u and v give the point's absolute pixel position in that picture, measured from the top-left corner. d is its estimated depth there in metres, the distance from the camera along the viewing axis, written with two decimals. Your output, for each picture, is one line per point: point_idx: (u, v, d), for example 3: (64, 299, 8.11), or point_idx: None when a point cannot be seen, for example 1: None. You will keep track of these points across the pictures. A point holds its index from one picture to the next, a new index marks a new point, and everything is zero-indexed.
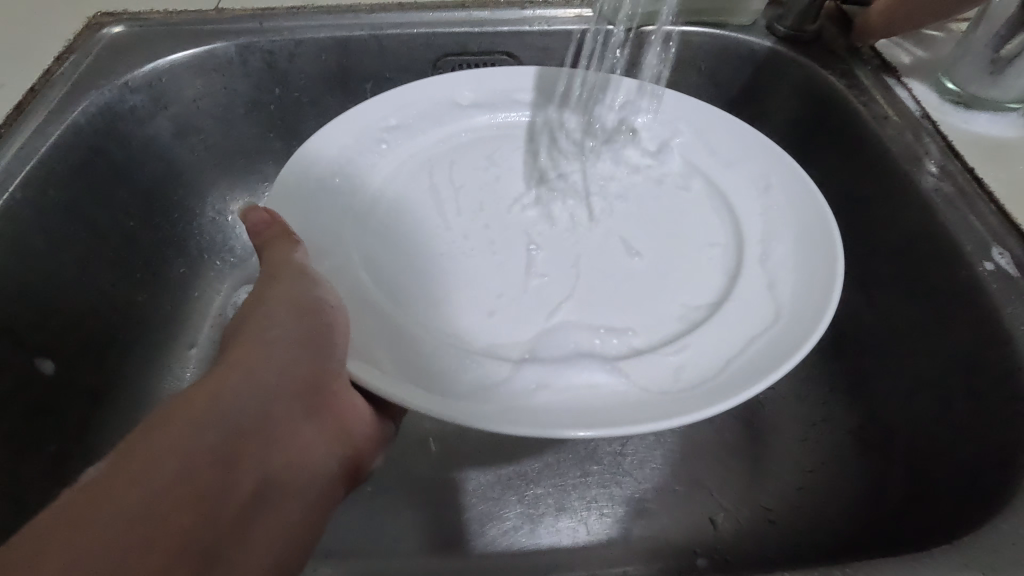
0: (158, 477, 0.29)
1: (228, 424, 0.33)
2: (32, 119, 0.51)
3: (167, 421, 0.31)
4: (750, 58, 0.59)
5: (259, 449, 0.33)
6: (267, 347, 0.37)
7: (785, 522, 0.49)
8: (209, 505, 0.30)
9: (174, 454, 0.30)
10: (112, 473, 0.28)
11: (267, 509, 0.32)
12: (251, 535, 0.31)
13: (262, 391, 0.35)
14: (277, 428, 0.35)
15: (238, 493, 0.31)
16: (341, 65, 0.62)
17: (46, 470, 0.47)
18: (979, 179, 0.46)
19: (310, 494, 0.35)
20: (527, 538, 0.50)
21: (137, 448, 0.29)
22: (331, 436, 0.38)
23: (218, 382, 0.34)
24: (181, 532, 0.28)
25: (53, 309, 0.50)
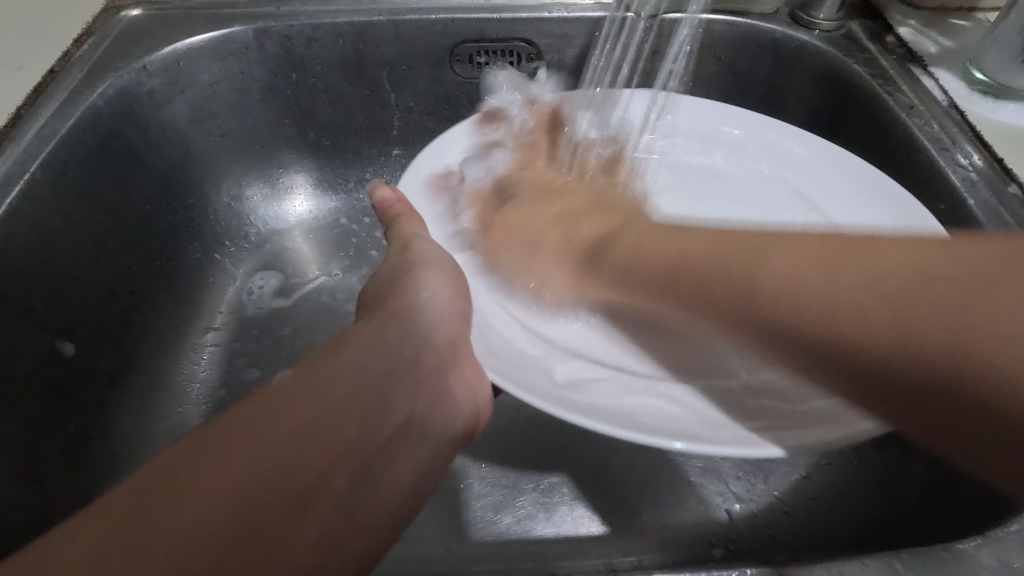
0: (337, 389, 0.29)
1: (390, 361, 0.33)
2: (52, 101, 0.51)
3: (338, 351, 0.31)
4: (772, 48, 0.58)
5: (406, 391, 0.32)
6: (421, 308, 0.36)
7: (799, 514, 0.49)
8: (363, 433, 0.29)
9: (347, 378, 0.30)
10: (299, 380, 0.29)
11: (410, 448, 0.32)
12: (398, 466, 0.30)
13: (416, 340, 0.35)
14: (423, 374, 0.34)
15: (391, 425, 0.31)
16: (357, 51, 0.62)
17: (65, 450, 0.47)
18: (1008, 169, 0.45)
19: (441, 446, 0.34)
20: (541, 525, 0.50)
21: (322, 364, 0.30)
22: (460, 396, 0.36)
23: (384, 325, 0.34)
24: (339, 446, 0.28)
25: (72, 292, 0.50)
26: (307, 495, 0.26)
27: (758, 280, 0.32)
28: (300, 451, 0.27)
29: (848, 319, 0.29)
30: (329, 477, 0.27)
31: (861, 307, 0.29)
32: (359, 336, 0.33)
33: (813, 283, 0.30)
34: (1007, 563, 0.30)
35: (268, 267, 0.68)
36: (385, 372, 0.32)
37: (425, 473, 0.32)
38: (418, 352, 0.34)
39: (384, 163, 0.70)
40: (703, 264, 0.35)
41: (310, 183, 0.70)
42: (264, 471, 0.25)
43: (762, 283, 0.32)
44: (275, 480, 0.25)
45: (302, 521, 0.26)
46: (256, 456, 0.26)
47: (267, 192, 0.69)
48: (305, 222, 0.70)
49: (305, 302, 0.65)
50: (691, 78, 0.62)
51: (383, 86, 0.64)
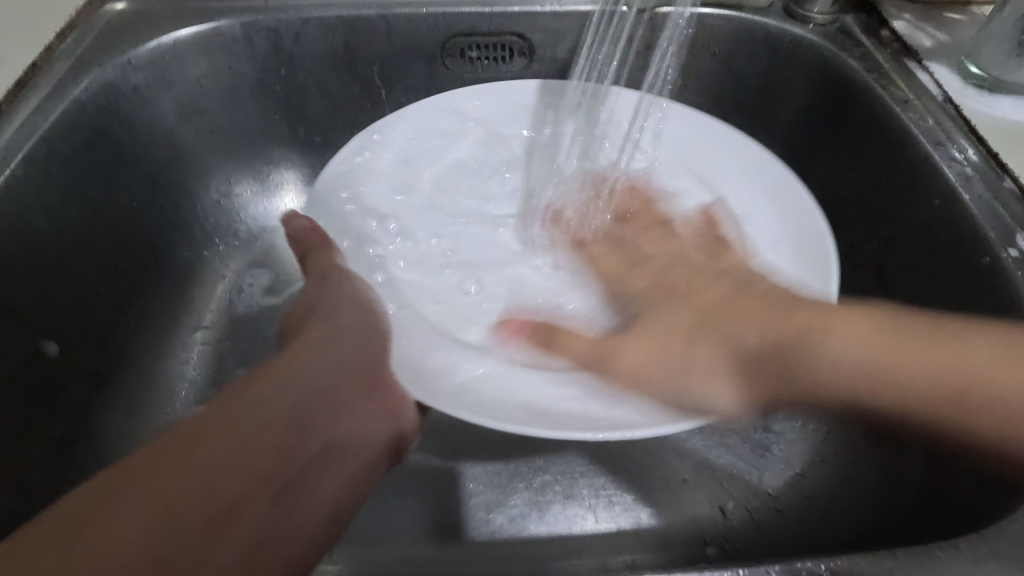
0: (253, 413, 0.30)
1: (307, 384, 0.33)
2: (34, 96, 0.50)
3: (257, 379, 0.32)
4: (766, 42, 0.57)
5: (327, 411, 0.33)
6: (339, 329, 0.37)
7: (793, 512, 0.49)
8: (284, 455, 0.29)
9: (262, 404, 0.30)
10: (215, 408, 0.29)
11: (337, 466, 0.32)
12: (323, 485, 0.31)
13: (334, 363, 0.35)
14: (343, 395, 0.34)
15: (310, 446, 0.31)
16: (347, 46, 0.61)
17: (50, 452, 0.46)
18: (1003, 164, 0.44)
19: (364, 463, 0.33)
20: (534, 524, 0.50)
21: (237, 393, 0.31)
22: (384, 413, 0.36)
23: (301, 351, 0.35)
24: (255, 466, 0.28)
25: (55, 291, 0.50)
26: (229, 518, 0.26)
27: (814, 355, 0.37)
28: (217, 476, 0.27)
29: (902, 388, 0.35)
30: (251, 498, 0.27)
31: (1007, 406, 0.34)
32: (277, 364, 0.33)
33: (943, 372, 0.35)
34: (1002, 561, 0.30)
35: (259, 265, 0.67)
36: (304, 398, 0.32)
37: (354, 489, 0.32)
38: (338, 373, 0.35)
39: None
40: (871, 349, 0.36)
41: (300, 179, 0.70)
42: (176, 499, 0.25)
43: (892, 360, 0.36)
44: (190, 504, 0.26)
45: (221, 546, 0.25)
46: (170, 483, 0.26)
47: (257, 189, 0.68)
48: None
49: (296, 300, 0.64)
50: (685, 72, 0.61)
51: (374, 81, 0.64)
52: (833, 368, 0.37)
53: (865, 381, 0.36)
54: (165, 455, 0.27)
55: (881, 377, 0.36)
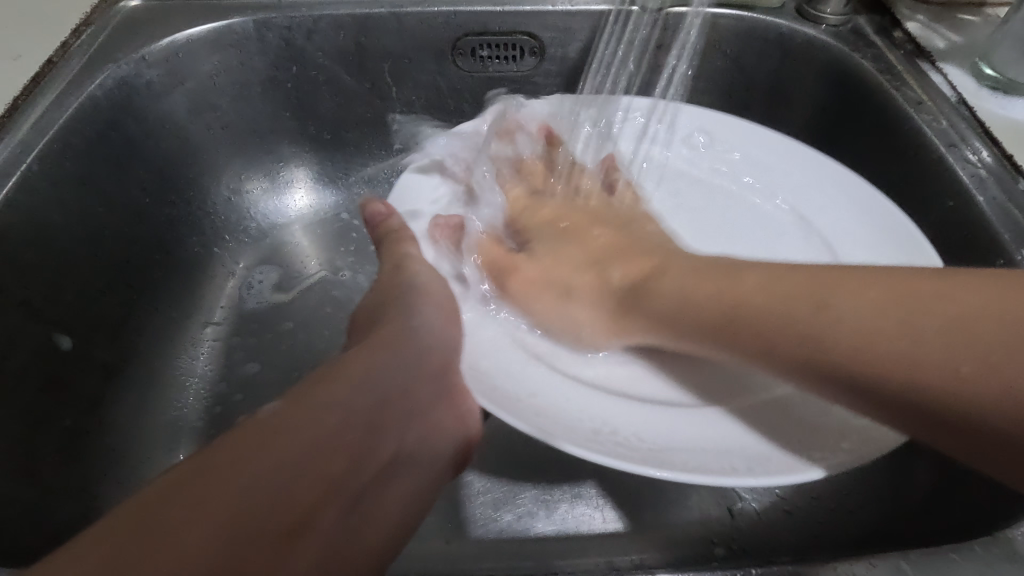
0: (331, 417, 0.29)
1: (381, 386, 0.32)
2: (49, 91, 0.51)
3: (330, 377, 0.31)
4: (778, 42, 0.57)
5: (399, 418, 0.32)
6: (410, 330, 0.36)
7: (801, 513, 0.49)
8: (357, 462, 0.28)
9: (340, 406, 0.29)
10: (291, 407, 0.28)
11: (401, 478, 0.31)
12: (388, 497, 0.30)
13: (406, 366, 0.34)
14: (414, 402, 0.33)
15: (382, 457, 0.30)
16: (359, 43, 0.61)
17: (62, 443, 0.47)
18: (1018, 166, 0.44)
19: (428, 475, 0.33)
20: (542, 523, 0.50)
21: (315, 390, 0.30)
22: (453, 423, 0.35)
23: (374, 350, 0.34)
24: (332, 476, 0.27)
25: (69, 284, 0.50)
26: (301, 523, 0.25)
27: (834, 326, 0.33)
28: (292, 482, 0.26)
29: (889, 362, 0.32)
30: (323, 508, 0.26)
31: (960, 372, 0.30)
32: (349, 363, 0.32)
33: (870, 332, 0.32)
34: (1017, 566, 0.30)
35: (268, 261, 0.67)
36: (379, 402, 0.31)
37: (416, 502, 0.31)
38: (411, 377, 0.34)
39: (384, 157, 0.70)
40: (752, 315, 0.37)
41: (310, 177, 0.70)
42: (247, 506, 0.24)
43: (897, 330, 0.32)
44: (264, 510, 0.24)
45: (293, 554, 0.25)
46: (249, 485, 0.25)
47: (267, 185, 0.68)
48: (305, 217, 0.70)
49: (306, 296, 0.65)
50: (697, 72, 0.61)
51: (384, 80, 0.64)
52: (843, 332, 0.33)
53: (854, 360, 0.33)
54: (239, 456, 0.25)
55: (865, 342, 0.32)
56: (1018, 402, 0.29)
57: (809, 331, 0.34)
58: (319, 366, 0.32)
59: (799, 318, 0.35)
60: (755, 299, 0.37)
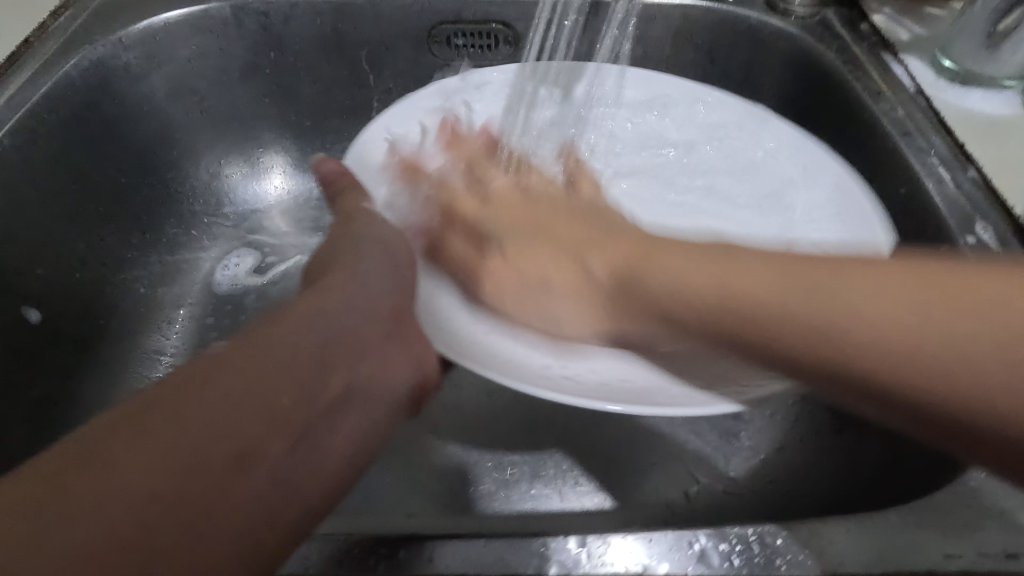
0: (272, 359, 0.29)
1: (328, 328, 0.32)
2: (25, 70, 0.52)
3: (274, 321, 0.31)
4: (747, 34, 0.58)
5: (349, 356, 0.32)
6: (358, 273, 0.37)
7: (756, 496, 0.49)
8: (303, 397, 0.29)
9: (285, 346, 0.30)
10: (235, 349, 0.29)
11: (353, 413, 0.32)
12: (343, 430, 0.31)
13: (356, 308, 0.35)
14: (366, 341, 0.34)
15: (330, 392, 0.31)
16: (335, 30, 0.62)
17: (27, 414, 0.48)
18: (968, 155, 0.45)
19: (382, 410, 0.34)
20: (499, 502, 0.50)
21: (259, 332, 0.30)
22: (409, 362, 0.36)
23: (321, 294, 0.34)
24: (276, 411, 0.28)
25: (41, 259, 0.51)
26: (247, 457, 0.26)
27: (751, 301, 0.31)
28: (233, 420, 0.27)
29: (843, 339, 0.28)
30: (267, 440, 0.27)
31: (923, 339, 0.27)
32: (296, 307, 0.33)
33: (805, 313, 0.29)
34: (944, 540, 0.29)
35: (245, 245, 0.68)
36: (326, 342, 0.32)
37: (370, 436, 0.32)
38: (362, 319, 0.34)
39: None
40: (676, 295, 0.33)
41: (289, 162, 0.71)
42: (186, 445, 0.25)
43: (846, 315, 0.28)
44: (210, 447, 0.26)
45: (238, 484, 0.26)
46: (191, 420, 0.26)
47: (247, 171, 0.69)
48: (283, 202, 0.71)
49: (281, 280, 0.65)
50: (669, 63, 0.62)
51: (361, 67, 0.65)
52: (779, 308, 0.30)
53: (803, 336, 0.29)
54: (178, 398, 0.26)
55: (817, 330, 0.29)
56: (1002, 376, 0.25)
57: (741, 299, 0.31)
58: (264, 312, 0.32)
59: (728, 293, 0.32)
60: (671, 274, 0.34)
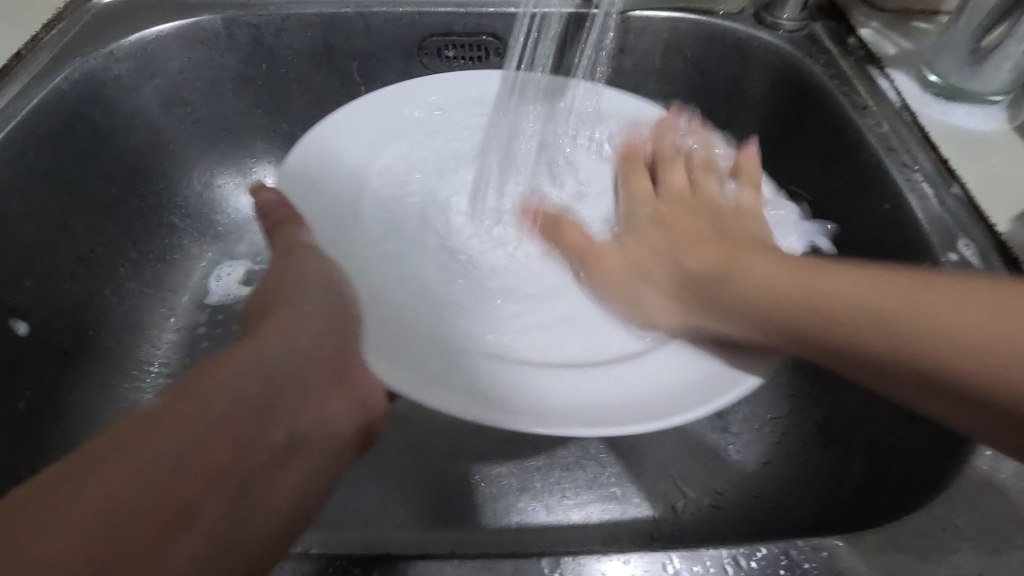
0: (204, 413, 0.28)
1: (265, 377, 0.31)
2: (17, 83, 0.52)
3: (213, 366, 0.30)
4: (735, 47, 0.58)
5: (289, 404, 0.31)
6: (304, 313, 0.36)
7: (743, 510, 0.49)
8: (238, 452, 0.28)
9: (219, 400, 0.29)
10: (163, 406, 0.27)
11: (295, 463, 0.31)
12: (284, 481, 0.30)
13: (296, 352, 0.34)
14: (304, 388, 0.33)
15: (268, 444, 0.29)
16: (326, 43, 0.62)
17: (13, 426, 0.48)
18: (953, 170, 0.45)
19: (327, 456, 0.33)
20: (487, 516, 0.50)
21: (190, 387, 0.28)
22: (354, 403, 0.35)
23: (256, 339, 0.33)
24: (209, 469, 0.27)
25: (29, 271, 0.51)
26: (182, 513, 0.25)
27: (792, 297, 0.39)
28: (169, 473, 0.26)
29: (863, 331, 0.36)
30: (202, 499, 0.26)
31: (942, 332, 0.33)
32: (231, 354, 0.31)
33: (835, 304, 0.37)
34: (923, 564, 0.29)
35: (236, 256, 0.68)
36: (263, 392, 0.31)
37: (314, 487, 0.31)
38: (300, 364, 0.33)
39: None
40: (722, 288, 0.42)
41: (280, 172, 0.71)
42: (116, 501, 0.24)
43: (865, 310, 0.36)
44: (135, 514, 0.24)
45: (168, 551, 0.24)
46: (112, 489, 0.24)
47: (239, 180, 0.70)
48: None
49: None
50: (659, 76, 0.62)
51: (353, 78, 0.65)
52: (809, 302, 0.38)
53: (825, 325, 0.37)
54: (99, 466, 0.25)
55: (836, 318, 0.37)
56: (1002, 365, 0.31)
57: (773, 299, 0.39)
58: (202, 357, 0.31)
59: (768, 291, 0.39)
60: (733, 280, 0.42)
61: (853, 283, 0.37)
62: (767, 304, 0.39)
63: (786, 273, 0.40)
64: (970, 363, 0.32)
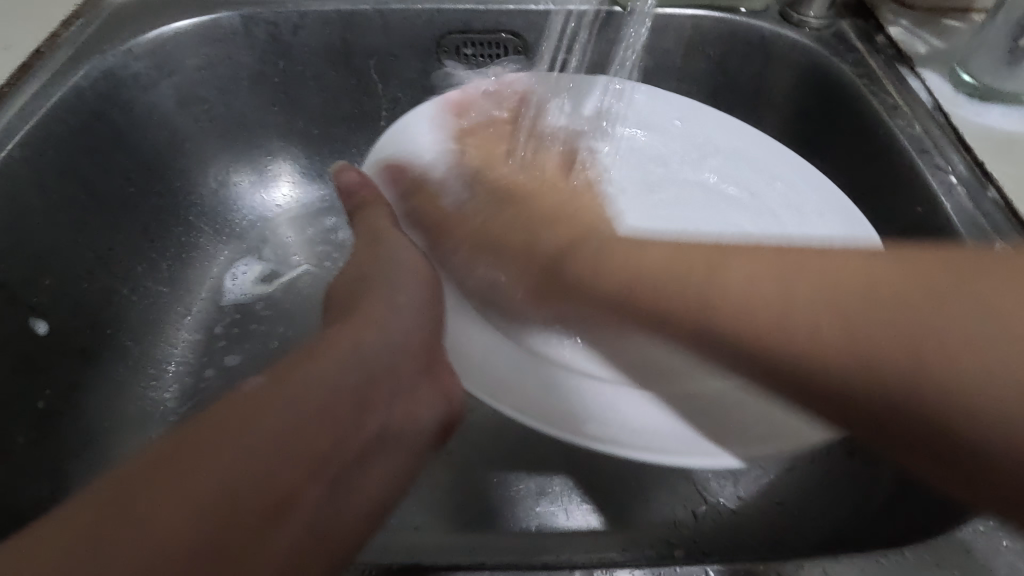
0: (315, 395, 0.30)
1: (361, 367, 0.33)
2: (35, 81, 0.52)
3: (312, 359, 0.32)
4: (760, 46, 0.57)
5: (382, 397, 0.34)
6: (391, 310, 0.38)
7: (767, 517, 0.49)
8: (340, 436, 0.30)
9: (324, 385, 0.31)
10: (276, 384, 0.30)
11: (385, 453, 0.33)
12: (374, 470, 0.32)
13: (387, 347, 0.36)
14: (396, 380, 0.35)
15: (364, 432, 0.32)
16: (344, 40, 0.62)
17: (34, 425, 0.48)
18: (988, 174, 0.44)
19: (410, 449, 0.35)
20: (506, 521, 0.50)
21: (298, 369, 0.31)
22: (438, 399, 0.37)
23: (351, 331, 0.35)
24: (318, 451, 0.29)
25: (48, 269, 0.51)
26: (291, 495, 0.27)
27: (788, 303, 0.30)
28: (278, 461, 0.27)
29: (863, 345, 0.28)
30: (307, 481, 0.28)
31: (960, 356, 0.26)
32: (331, 343, 0.34)
33: (845, 311, 0.29)
34: None
35: (253, 255, 0.68)
36: (362, 382, 0.33)
37: (402, 476, 0.33)
38: (393, 358, 0.35)
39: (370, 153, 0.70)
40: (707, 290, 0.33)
41: (298, 170, 0.71)
42: (235, 479, 0.26)
43: (885, 307, 0.28)
44: (254, 485, 0.26)
45: (279, 524, 0.26)
46: (234, 458, 0.26)
47: (254, 178, 0.69)
48: (291, 211, 0.71)
49: (288, 290, 0.65)
50: (680, 74, 0.61)
51: (370, 76, 0.64)
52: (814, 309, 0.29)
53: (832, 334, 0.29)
54: (224, 431, 0.27)
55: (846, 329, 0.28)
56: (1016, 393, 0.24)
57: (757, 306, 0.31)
58: (300, 348, 0.33)
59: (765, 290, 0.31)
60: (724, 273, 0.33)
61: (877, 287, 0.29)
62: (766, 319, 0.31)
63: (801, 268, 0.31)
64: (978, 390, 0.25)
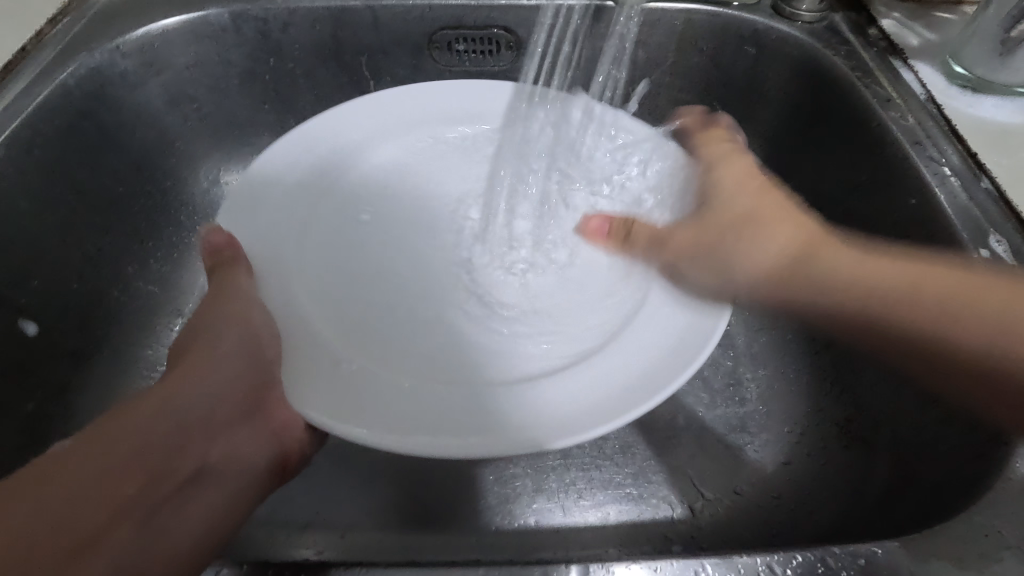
0: (119, 448, 0.33)
1: (177, 416, 0.36)
2: (21, 80, 0.51)
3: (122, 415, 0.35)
4: (753, 40, 0.57)
5: (196, 439, 0.36)
6: (215, 363, 0.40)
7: (761, 509, 0.49)
8: (148, 482, 0.33)
9: (134, 436, 0.34)
10: (83, 443, 0.33)
11: (204, 490, 0.35)
12: (195, 501, 0.35)
13: (206, 394, 0.38)
14: (213, 426, 0.38)
15: (176, 476, 0.34)
16: (334, 36, 0.61)
17: (24, 427, 0.47)
18: (982, 166, 0.44)
19: (237, 484, 0.37)
20: (502, 519, 0.50)
21: (108, 426, 0.34)
22: (264, 436, 0.40)
23: (174, 381, 0.38)
24: (118, 500, 0.32)
25: (36, 271, 0.51)
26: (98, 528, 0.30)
27: (828, 264, 0.40)
28: (75, 508, 0.30)
29: (880, 299, 0.38)
30: (109, 526, 0.31)
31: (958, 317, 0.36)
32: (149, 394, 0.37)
33: (861, 272, 0.39)
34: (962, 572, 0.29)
35: None
36: (172, 429, 0.36)
37: (224, 513, 0.36)
38: (214, 404, 0.38)
39: None
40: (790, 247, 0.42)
41: None
42: (38, 523, 0.29)
43: (900, 281, 0.38)
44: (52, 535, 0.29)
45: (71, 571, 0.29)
46: (32, 516, 0.29)
47: None
48: None
49: None
50: (673, 70, 0.61)
51: (362, 73, 0.64)
52: (841, 271, 0.40)
53: (842, 292, 0.39)
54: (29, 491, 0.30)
55: (860, 285, 0.39)
56: (1002, 346, 0.35)
57: (812, 270, 0.40)
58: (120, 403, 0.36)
59: (814, 261, 0.41)
60: (773, 241, 0.43)
61: (897, 260, 0.39)
62: (856, 288, 0.39)
63: (828, 243, 0.42)
64: (963, 344, 0.36)
